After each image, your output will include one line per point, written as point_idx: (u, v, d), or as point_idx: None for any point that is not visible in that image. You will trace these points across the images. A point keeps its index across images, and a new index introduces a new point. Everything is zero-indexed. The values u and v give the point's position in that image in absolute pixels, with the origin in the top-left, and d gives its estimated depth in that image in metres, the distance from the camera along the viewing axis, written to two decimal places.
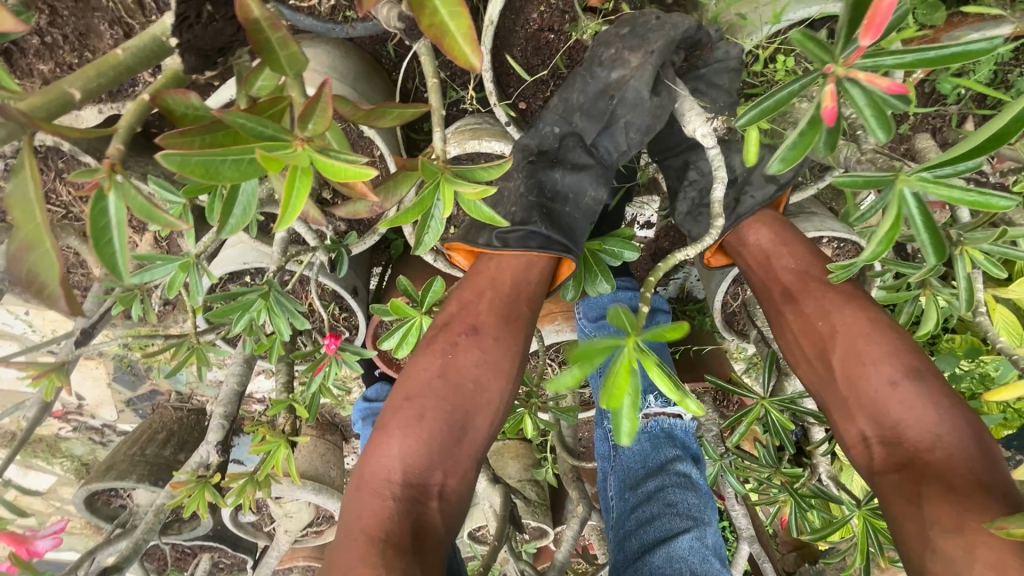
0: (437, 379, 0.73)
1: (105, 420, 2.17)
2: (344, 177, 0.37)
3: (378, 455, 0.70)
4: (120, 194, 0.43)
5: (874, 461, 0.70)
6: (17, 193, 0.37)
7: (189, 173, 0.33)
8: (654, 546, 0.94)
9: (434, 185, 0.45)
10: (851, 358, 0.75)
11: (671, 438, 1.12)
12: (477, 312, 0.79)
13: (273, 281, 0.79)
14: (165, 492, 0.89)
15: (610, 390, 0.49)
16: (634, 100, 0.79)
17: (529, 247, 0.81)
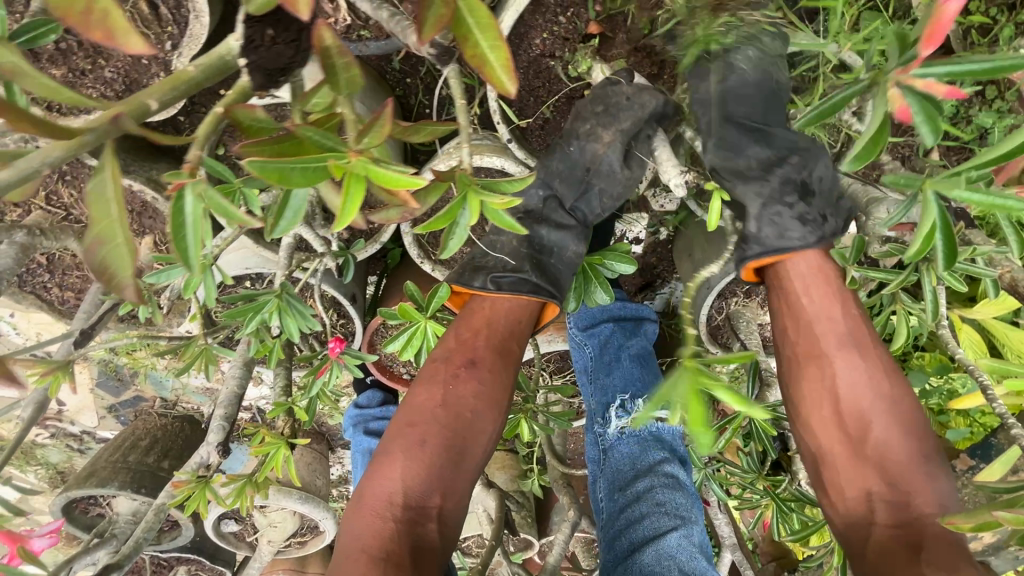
0: (439, 412, 0.75)
1: (85, 427, 2.13)
2: (395, 186, 0.39)
3: (381, 478, 0.72)
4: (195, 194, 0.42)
5: (874, 524, 0.64)
6: (94, 190, 0.34)
7: (268, 178, 0.34)
8: (645, 546, 0.98)
9: (464, 196, 0.46)
10: (892, 423, 0.67)
11: (658, 441, 1.18)
12: (475, 348, 0.81)
13: (285, 283, 0.81)
14: (165, 491, 0.90)
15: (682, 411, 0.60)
16: (608, 171, 0.94)
17: (521, 293, 0.83)
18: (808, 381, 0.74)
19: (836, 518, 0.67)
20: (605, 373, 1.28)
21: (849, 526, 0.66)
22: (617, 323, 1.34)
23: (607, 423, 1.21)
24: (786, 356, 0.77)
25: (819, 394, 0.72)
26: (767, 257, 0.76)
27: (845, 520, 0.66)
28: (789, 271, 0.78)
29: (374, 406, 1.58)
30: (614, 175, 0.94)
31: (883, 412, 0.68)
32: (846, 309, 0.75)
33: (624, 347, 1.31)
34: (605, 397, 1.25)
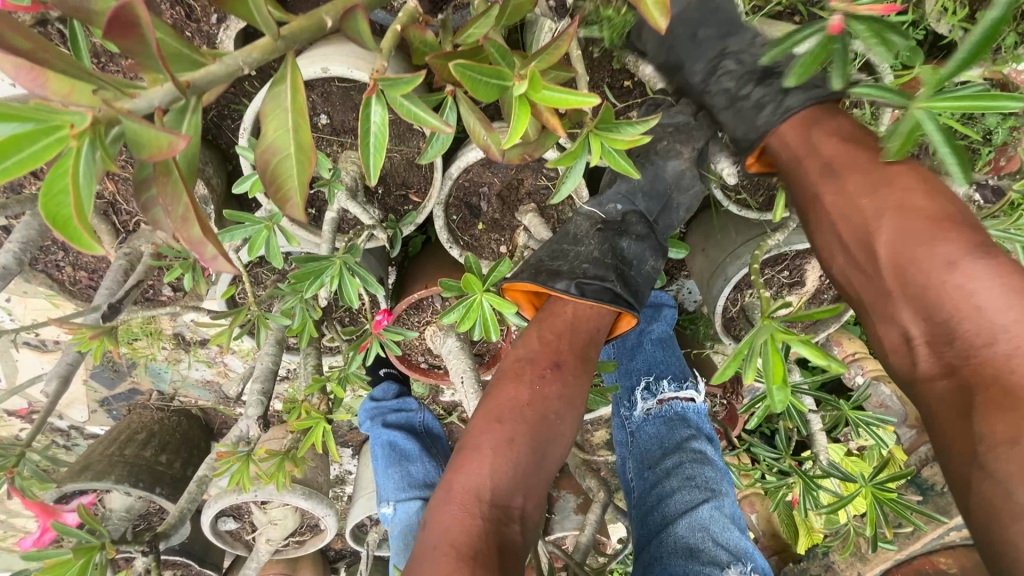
0: (527, 411, 0.76)
1: (74, 422, 2.05)
2: (564, 105, 0.44)
3: (466, 473, 0.72)
4: (378, 105, 0.51)
5: (917, 362, 0.61)
6: (273, 100, 0.36)
7: (463, 83, 0.41)
8: (680, 516, 1.00)
9: (586, 138, 0.60)
10: (900, 242, 0.62)
11: (684, 419, 1.20)
12: (558, 350, 0.81)
13: (346, 252, 0.83)
14: (208, 462, 0.88)
15: (769, 373, 0.73)
16: (687, 184, 0.97)
17: (604, 301, 0.84)
18: (820, 233, 0.73)
19: (887, 362, 0.66)
20: (629, 358, 1.32)
21: (904, 380, 0.64)
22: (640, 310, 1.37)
23: (633, 406, 1.23)
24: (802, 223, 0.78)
25: (827, 238, 0.72)
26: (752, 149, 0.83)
27: (899, 374, 0.64)
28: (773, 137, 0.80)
29: (390, 398, 1.56)
30: (691, 188, 0.98)
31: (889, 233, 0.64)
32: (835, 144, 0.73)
33: (647, 332, 1.34)
34: (630, 381, 1.27)
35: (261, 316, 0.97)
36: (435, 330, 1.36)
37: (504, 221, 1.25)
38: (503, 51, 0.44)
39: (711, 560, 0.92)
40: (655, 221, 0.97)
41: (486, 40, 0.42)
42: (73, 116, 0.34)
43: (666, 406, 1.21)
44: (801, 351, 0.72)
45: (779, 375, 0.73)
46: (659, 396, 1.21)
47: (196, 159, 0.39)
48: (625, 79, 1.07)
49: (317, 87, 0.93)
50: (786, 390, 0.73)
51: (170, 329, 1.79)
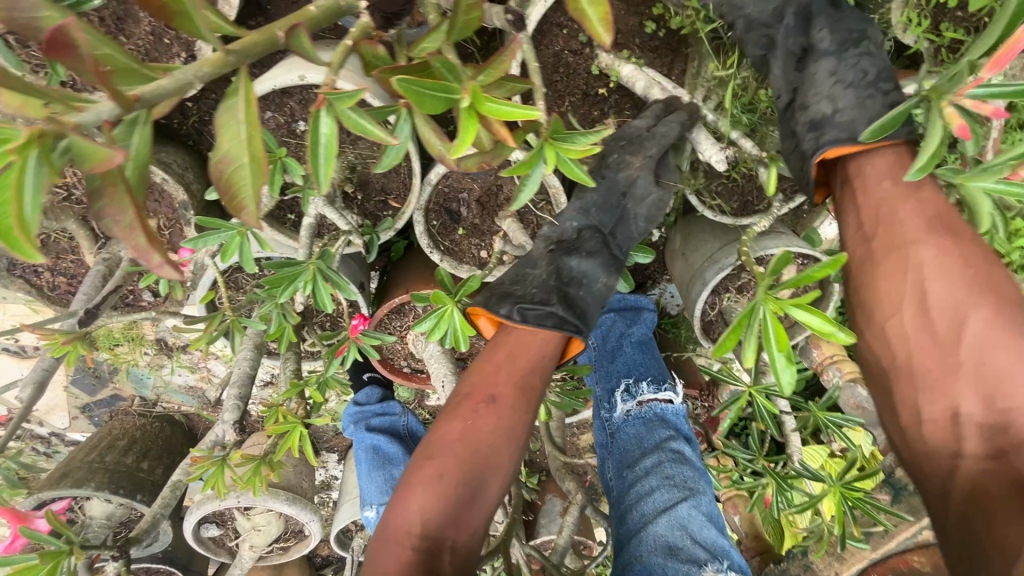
0: (457, 445, 0.76)
1: (54, 428, 2.03)
2: (510, 117, 0.46)
3: (401, 509, 0.74)
4: (330, 114, 0.51)
5: (961, 441, 0.59)
6: (226, 112, 0.38)
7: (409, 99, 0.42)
8: (657, 516, 1.01)
9: (540, 148, 0.61)
10: (993, 322, 0.60)
11: (663, 420, 1.21)
12: (495, 383, 0.81)
13: (321, 257, 0.84)
14: (182, 467, 0.89)
15: (773, 340, 0.69)
16: (642, 194, 0.99)
17: (546, 325, 0.83)
18: (889, 278, 0.68)
19: (914, 432, 0.64)
20: (610, 360, 1.34)
21: (933, 454, 0.61)
22: (619, 313, 1.39)
23: (614, 407, 1.25)
24: (850, 258, 0.73)
25: (897, 291, 0.67)
26: (846, 145, 0.73)
27: (929, 447, 0.62)
28: (863, 164, 0.74)
29: (373, 403, 1.56)
30: (646, 200, 1.00)
31: (983, 310, 0.61)
32: (924, 203, 0.69)
33: (626, 335, 1.36)
34: (610, 383, 1.29)
35: (237, 321, 0.97)
36: (416, 334, 1.37)
37: (484, 227, 1.26)
38: (450, 66, 0.46)
39: (689, 558, 0.94)
40: (609, 236, 0.99)
41: (430, 55, 0.43)
42: (17, 132, 0.36)
43: (645, 407, 1.22)
44: (800, 314, 0.70)
45: (782, 342, 0.69)
46: (638, 397, 1.23)
47: (145, 169, 0.40)
48: (600, 87, 1.08)
49: (296, 94, 0.94)
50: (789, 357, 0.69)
51: (153, 334, 1.78)
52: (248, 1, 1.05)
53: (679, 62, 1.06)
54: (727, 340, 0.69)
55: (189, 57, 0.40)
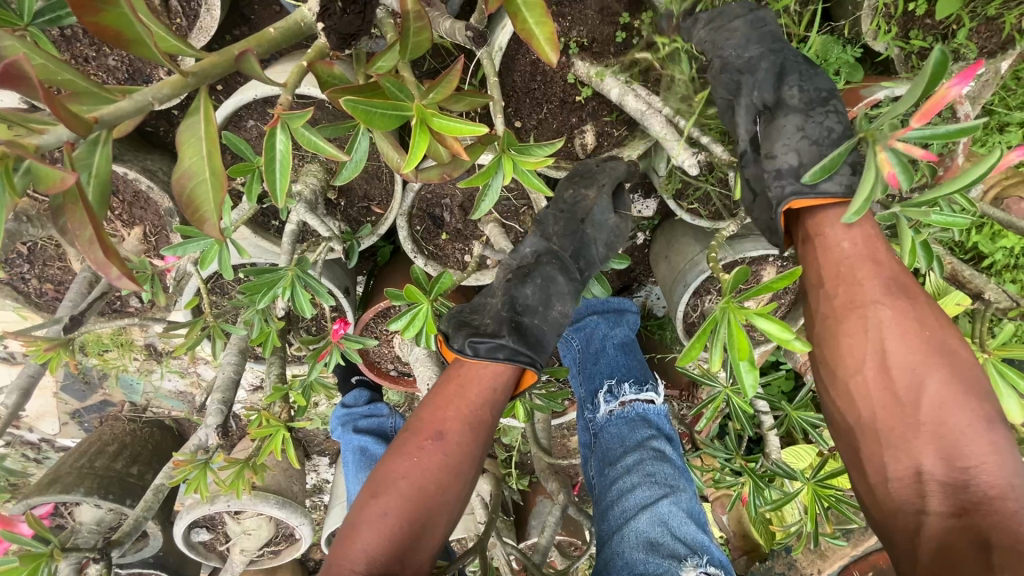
0: (404, 484, 0.80)
1: (43, 435, 2.03)
2: (458, 133, 0.48)
3: (347, 547, 0.76)
4: (286, 132, 0.53)
5: (926, 500, 0.62)
6: (187, 129, 0.39)
7: (357, 117, 0.44)
8: (638, 513, 1.02)
9: (499, 160, 0.63)
10: (948, 384, 0.64)
11: (645, 419, 1.22)
12: (444, 420, 0.85)
13: (300, 263, 0.86)
14: (164, 470, 0.90)
15: (736, 347, 0.70)
16: (600, 220, 1.05)
17: (497, 359, 0.87)
18: (850, 337, 0.70)
19: (881, 489, 0.66)
20: (592, 362, 1.34)
21: (899, 510, 0.64)
22: (602, 315, 1.40)
23: (597, 408, 1.27)
24: (812, 314, 0.75)
25: (859, 350, 0.69)
26: (811, 198, 0.73)
27: (895, 504, 0.64)
28: (826, 218, 0.75)
29: (361, 405, 1.57)
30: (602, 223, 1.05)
31: (937, 373, 0.65)
32: (881, 261, 0.72)
33: (609, 337, 1.37)
34: (593, 385, 1.31)
35: (219, 326, 0.98)
36: (402, 337, 1.39)
37: (467, 231, 1.28)
38: (400, 85, 0.47)
39: (670, 553, 0.94)
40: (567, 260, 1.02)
41: (378, 74, 0.45)
42: None
43: (628, 407, 1.23)
44: (765, 326, 0.71)
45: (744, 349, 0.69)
46: (620, 398, 1.24)
47: (109, 186, 0.42)
48: (578, 94, 1.11)
49: (276, 103, 0.95)
50: (754, 367, 0.70)
51: (142, 340, 1.79)
52: (230, 11, 1.06)
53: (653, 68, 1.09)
54: (692, 344, 0.70)
55: (147, 79, 0.41)
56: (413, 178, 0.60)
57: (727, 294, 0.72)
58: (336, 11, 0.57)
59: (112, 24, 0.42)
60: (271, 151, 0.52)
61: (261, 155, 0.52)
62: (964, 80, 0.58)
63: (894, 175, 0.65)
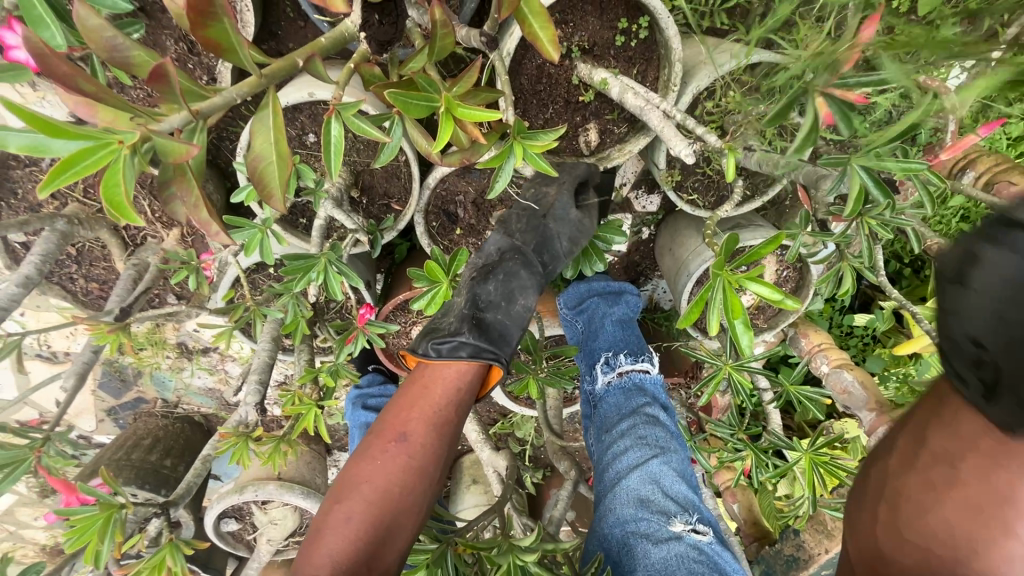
0: (367, 489, 0.85)
1: (82, 431, 2.14)
2: (477, 119, 0.57)
3: (314, 551, 0.81)
4: (338, 122, 0.62)
5: None
6: (258, 120, 0.47)
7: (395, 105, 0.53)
8: (631, 471, 1.10)
9: (510, 145, 0.72)
10: None
11: (641, 389, 1.30)
12: (407, 422, 0.91)
13: (330, 251, 0.94)
14: (210, 443, 0.98)
15: (732, 308, 0.73)
16: (560, 216, 1.20)
17: (459, 356, 0.97)
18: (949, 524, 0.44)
19: None
20: (593, 338, 1.40)
21: None
22: (601, 296, 1.45)
23: (596, 379, 1.34)
24: (917, 462, 0.47)
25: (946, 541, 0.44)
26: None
27: None
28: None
29: (375, 387, 1.67)
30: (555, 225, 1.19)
31: None
32: None
33: (608, 315, 1.42)
34: (592, 358, 1.38)
35: (257, 312, 1.08)
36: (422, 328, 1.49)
37: (479, 226, 1.37)
38: (430, 81, 0.56)
39: (660, 509, 1.03)
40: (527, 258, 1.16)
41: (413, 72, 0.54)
42: (123, 134, 0.46)
43: (624, 377, 1.31)
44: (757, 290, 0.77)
45: (740, 313, 0.73)
46: (617, 369, 1.32)
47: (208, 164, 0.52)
48: (581, 95, 1.20)
49: (306, 110, 1.05)
50: (747, 323, 0.74)
51: (174, 338, 1.90)
52: (261, 28, 1.17)
53: (651, 69, 1.17)
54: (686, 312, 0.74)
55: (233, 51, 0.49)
56: (438, 161, 0.66)
57: (721, 259, 0.73)
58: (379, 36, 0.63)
59: (209, 37, 0.51)
60: (326, 141, 0.61)
61: (318, 145, 0.61)
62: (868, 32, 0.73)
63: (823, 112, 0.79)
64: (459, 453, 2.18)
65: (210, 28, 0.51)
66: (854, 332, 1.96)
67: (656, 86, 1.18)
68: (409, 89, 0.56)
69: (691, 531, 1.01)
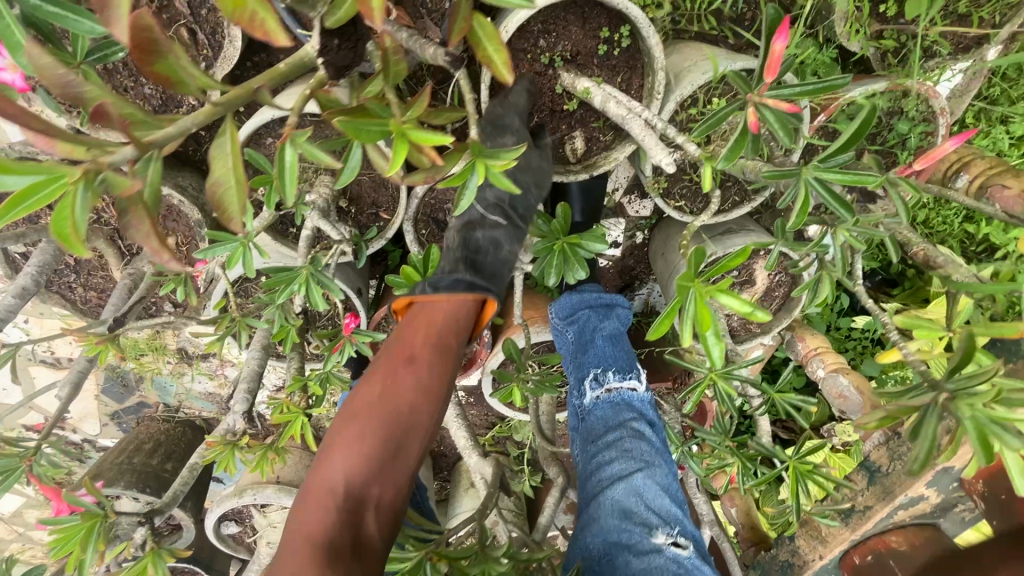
0: (378, 408, 0.83)
1: (86, 435, 2.18)
2: (429, 143, 0.57)
3: (323, 472, 0.80)
4: (292, 147, 0.63)
5: None
6: (217, 147, 0.48)
7: (346, 131, 0.53)
8: (614, 483, 1.11)
9: (472, 162, 0.65)
10: None
11: (628, 405, 1.31)
12: (413, 345, 0.89)
13: (311, 263, 0.96)
14: (198, 451, 1.01)
15: (701, 321, 0.74)
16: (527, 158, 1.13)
17: (459, 289, 0.94)
18: None
19: None
20: (583, 351, 1.39)
21: None
22: (592, 309, 1.44)
23: (584, 394, 1.34)
24: None
25: None
26: None
27: None
28: None
29: None
30: (533, 167, 1.11)
31: None
32: None
33: (599, 329, 1.42)
34: (581, 372, 1.37)
35: (244, 322, 1.10)
36: None
37: None
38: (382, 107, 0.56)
39: (642, 521, 1.05)
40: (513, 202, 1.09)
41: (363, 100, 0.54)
42: (71, 169, 0.46)
43: (613, 393, 1.31)
44: (728, 303, 0.75)
45: (709, 325, 0.73)
46: (605, 385, 1.32)
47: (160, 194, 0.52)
48: (565, 103, 1.21)
49: (294, 121, 1.07)
50: (716, 336, 0.75)
51: (174, 343, 1.93)
52: (252, 40, 1.19)
53: (635, 78, 1.18)
54: (650, 330, 0.74)
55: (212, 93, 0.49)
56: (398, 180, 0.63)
57: (692, 271, 0.73)
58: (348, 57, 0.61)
59: (160, 72, 0.53)
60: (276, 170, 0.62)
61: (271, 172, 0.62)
62: (784, 36, 0.59)
63: (754, 117, 0.67)
64: (456, 456, 2.20)
65: (170, 59, 0.52)
66: (853, 335, 1.95)
67: (640, 94, 1.18)
68: (360, 116, 0.56)
69: (672, 544, 1.04)
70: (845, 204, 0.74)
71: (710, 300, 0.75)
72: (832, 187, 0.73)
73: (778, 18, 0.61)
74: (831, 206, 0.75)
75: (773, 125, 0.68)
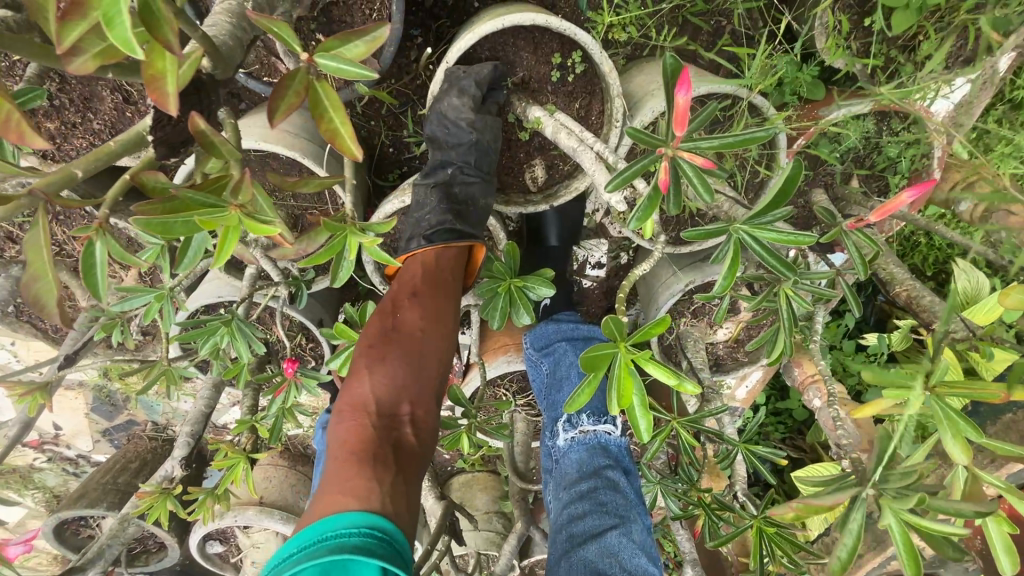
0: (395, 331, 0.89)
1: (80, 451, 2.22)
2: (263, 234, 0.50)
3: (352, 393, 0.82)
4: (103, 242, 0.53)
5: None
6: (30, 241, 0.44)
7: (151, 231, 0.44)
8: (588, 542, 1.06)
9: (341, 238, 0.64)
10: None
11: (604, 449, 1.24)
12: (414, 282, 0.96)
13: (235, 311, 0.93)
14: (130, 501, 0.99)
15: (619, 395, 0.68)
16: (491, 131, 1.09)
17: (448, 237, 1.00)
18: None
19: None
20: (557, 388, 1.32)
21: None
22: (570, 342, 1.37)
23: (557, 436, 1.28)
24: None
25: None
26: None
27: None
28: None
29: None
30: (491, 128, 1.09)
31: None
32: None
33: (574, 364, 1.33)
34: (555, 412, 1.32)
35: None
36: None
37: None
38: (205, 193, 0.46)
39: None
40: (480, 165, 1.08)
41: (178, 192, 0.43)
42: None
43: (588, 434, 1.24)
44: (654, 373, 0.69)
45: (627, 397, 0.68)
46: (579, 427, 1.25)
47: None
48: (518, 132, 1.18)
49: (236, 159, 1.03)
50: (647, 414, 0.70)
51: None
52: None
53: (597, 99, 1.10)
54: (563, 407, 0.70)
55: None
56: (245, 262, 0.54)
57: (623, 334, 0.68)
58: (171, 120, 0.48)
59: None
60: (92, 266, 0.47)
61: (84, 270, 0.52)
62: (685, 89, 0.56)
63: (668, 167, 0.64)
64: (442, 477, 2.17)
65: None
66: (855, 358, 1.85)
67: (597, 121, 1.11)
68: (177, 209, 0.44)
69: None
70: (783, 263, 0.69)
71: (634, 370, 0.69)
72: (768, 247, 0.68)
73: (677, 70, 0.58)
74: (771, 265, 0.70)
75: (692, 180, 0.65)
